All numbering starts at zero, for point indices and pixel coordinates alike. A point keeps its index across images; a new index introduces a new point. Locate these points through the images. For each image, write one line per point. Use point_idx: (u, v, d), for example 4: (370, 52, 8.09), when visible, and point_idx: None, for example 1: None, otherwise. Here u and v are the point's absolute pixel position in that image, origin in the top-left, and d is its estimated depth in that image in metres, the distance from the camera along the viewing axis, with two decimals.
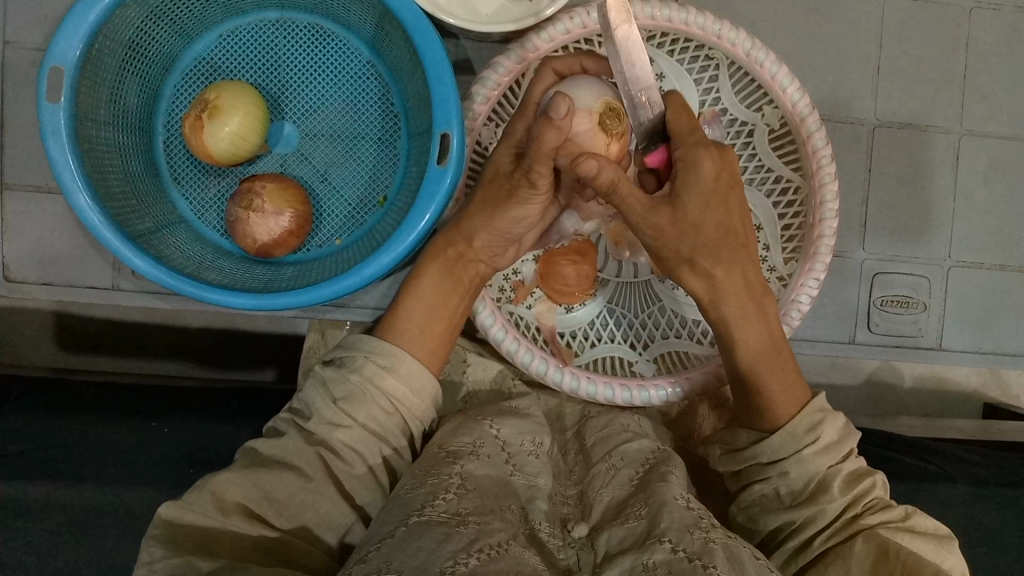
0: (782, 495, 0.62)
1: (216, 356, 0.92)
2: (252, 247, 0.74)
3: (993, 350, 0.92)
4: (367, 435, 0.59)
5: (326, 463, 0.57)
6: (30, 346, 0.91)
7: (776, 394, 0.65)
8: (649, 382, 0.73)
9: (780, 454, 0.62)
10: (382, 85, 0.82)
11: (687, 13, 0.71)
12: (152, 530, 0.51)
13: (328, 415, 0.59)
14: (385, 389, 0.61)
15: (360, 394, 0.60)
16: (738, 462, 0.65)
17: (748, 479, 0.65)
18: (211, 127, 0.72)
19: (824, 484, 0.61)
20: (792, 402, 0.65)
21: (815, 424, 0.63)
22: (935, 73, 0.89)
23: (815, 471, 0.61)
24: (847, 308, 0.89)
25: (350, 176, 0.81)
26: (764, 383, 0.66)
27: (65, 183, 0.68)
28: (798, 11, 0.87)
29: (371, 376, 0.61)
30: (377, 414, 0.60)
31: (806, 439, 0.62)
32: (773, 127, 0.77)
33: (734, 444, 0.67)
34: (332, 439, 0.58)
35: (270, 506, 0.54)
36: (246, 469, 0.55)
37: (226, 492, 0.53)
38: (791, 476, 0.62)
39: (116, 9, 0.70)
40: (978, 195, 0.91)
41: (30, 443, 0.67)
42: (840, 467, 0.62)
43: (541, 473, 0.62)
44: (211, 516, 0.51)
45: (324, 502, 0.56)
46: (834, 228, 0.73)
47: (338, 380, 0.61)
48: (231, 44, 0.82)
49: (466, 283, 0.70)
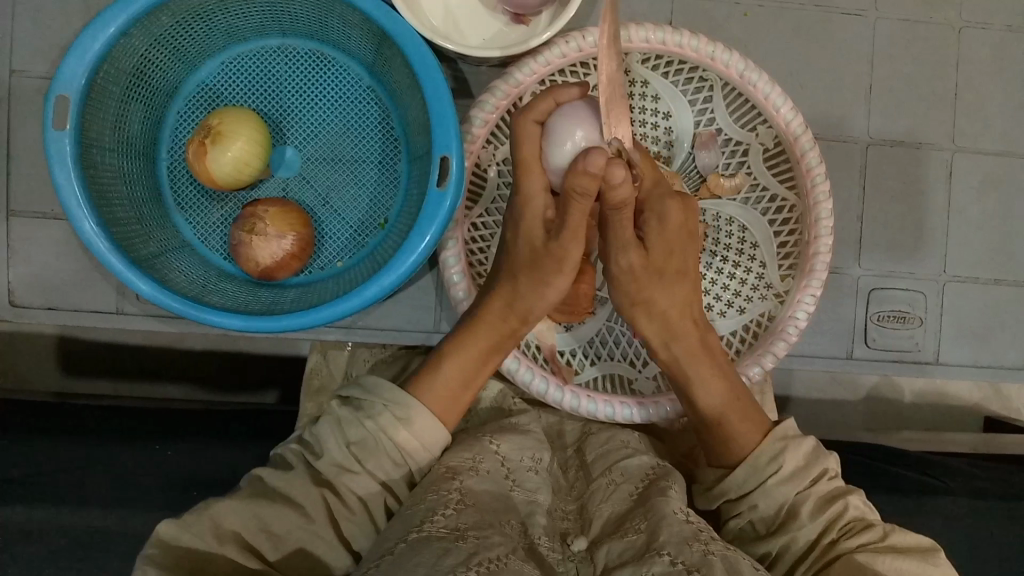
0: (757, 525, 0.63)
1: (219, 378, 0.93)
2: (255, 270, 0.75)
3: (990, 363, 0.92)
4: (373, 482, 0.59)
5: (329, 507, 0.57)
6: (33, 370, 0.91)
7: (737, 424, 0.68)
8: (650, 400, 0.74)
9: (747, 487, 0.64)
10: (382, 109, 0.83)
11: (681, 36, 0.73)
12: (149, 548, 0.51)
13: (339, 458, 0.59)
14: (398, 442, 0.61)
15: (373, 444, 0.60)
16: (714, 499, 0.67)
17: (726, 515, 0.66)
18: (213, 152, 0.73)
19: (793, 511, 0.61)
20: (755, 430, 0.67)
21: (776, 454, 0.64)
22: (925, 91, 0.91)
23: (783, 498, 0.62)
24: (846, 325, 0.90)
25: (352, 199, 0.83)
26: (724, 416, 0.68)
27: (71, 210, 0.69)
28: (790, 32, 0.89)
29: (385, 427, 0.61)
30: (387, 465, 0.60)
31: (768, 471, 0.63)
32: (767, 146, 0.79)
33: (705, 482, 0.69)
34: (339, 483, 0.58)
35: (268, 538, 0.54)
36: (249, 499, 0.55)
37: (226, 519, 0.53)
38: (759, 508, 0.63)
39: (121, 37, 0.71)
40: (971, 210, 0.92)
41: (37, 465, 0.68)
42: (810, 491, 0.62)
43: (540, 488, 0.63)
44: (222, 546, 0.52)
45: (322, 544, 0.56)
46: (830, 245, 0.74)
47: (352, 423, 0.60)
48: (233, 71, 0.83)
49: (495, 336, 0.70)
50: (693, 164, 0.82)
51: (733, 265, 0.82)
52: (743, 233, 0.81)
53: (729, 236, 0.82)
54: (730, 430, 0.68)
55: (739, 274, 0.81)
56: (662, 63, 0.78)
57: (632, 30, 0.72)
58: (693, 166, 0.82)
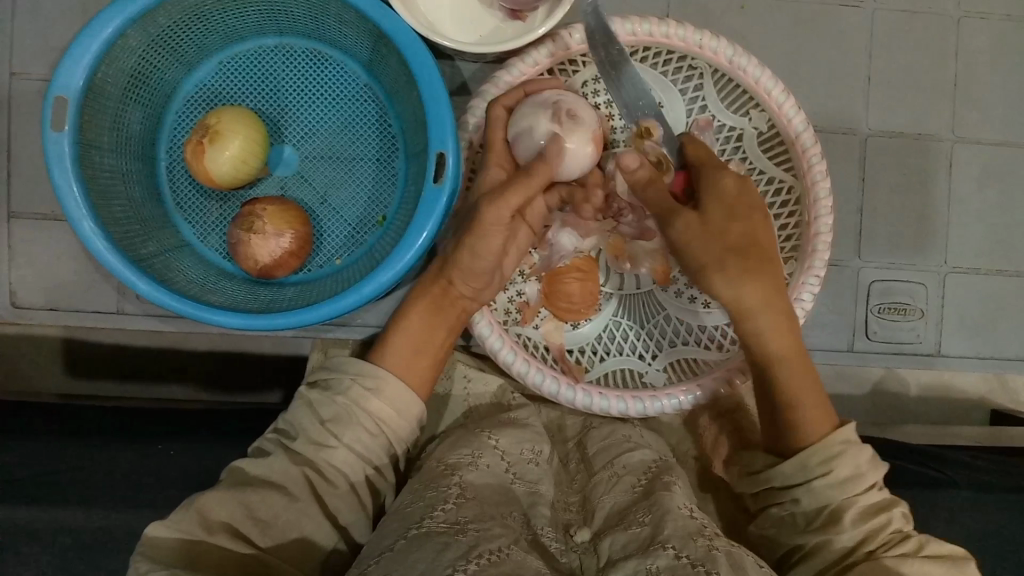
0: (796, 519, 0.61)
1: (221, 377, 0.93)
2: (254, 268, 0.75)
3: (993, 355, 0.92)
4: (353, 457, 0.59)
5: (312, 484, 0.57)
6: (37, 372, 0.92)
7: (807, 411, 0.64)
8: (662, 392, 0.73)
9: (793, 481, 0.62)
10: (379, 107, 0.83)
11: (667, 25, 0.72)
12: (138, 548, 0.51)
13: (314, 435, 0.59)
14: (370, 411, 0.61)
15: (346, 416, 0.60)
16: (756, 484, 0.65)
17: (766, 500, 0.64)
18: (211, 151, 0.74)
19: (835, 514, 0.59)
20: (822, 421, 0.64)
21: (831, 456, 0.61)
22: (924, 81, 0.90)
23: (828, 500, 0.60)
24: (846, 317, 0.90)
25: (350, 196, 0.83)
26: (798, 400, 0.64)
27: (70, 211, 0.70)
28: (788, 24, 0.89)
29: (356, 398, 0.61)
30: (364, 437, 0.60)
31: (817, 472, 0.61)
32: (761, 130, 0.78)
33: (752, 467, 0.66)
34: (318, 459, 0.58)
35: (256, 526, 0.54)
36: (232, 487, 0.55)
37: (212, 511, 0.53)
38: (802, 503, 0.61)
39: (118, 38, 0.72)
40: (972, 201, 0.91)
41: (39, 465, 0.68)
42: (858, 498, 0.60)
43: (542, 480, 0.64)
44: (212, 535, 0.52)
45: (309, 521, 0.56)
46: (831, 224, 0.73)
47: (323, 401, 0.61)
48: (231, 70, 0.84)
49: (454, 317, 0.71)
50: None
51: None
52: None
53: None
54: (801, 418, 0.64)
55: None
56: (650, 55, 0.78)
57: (608, 26, 0.72)
58: None
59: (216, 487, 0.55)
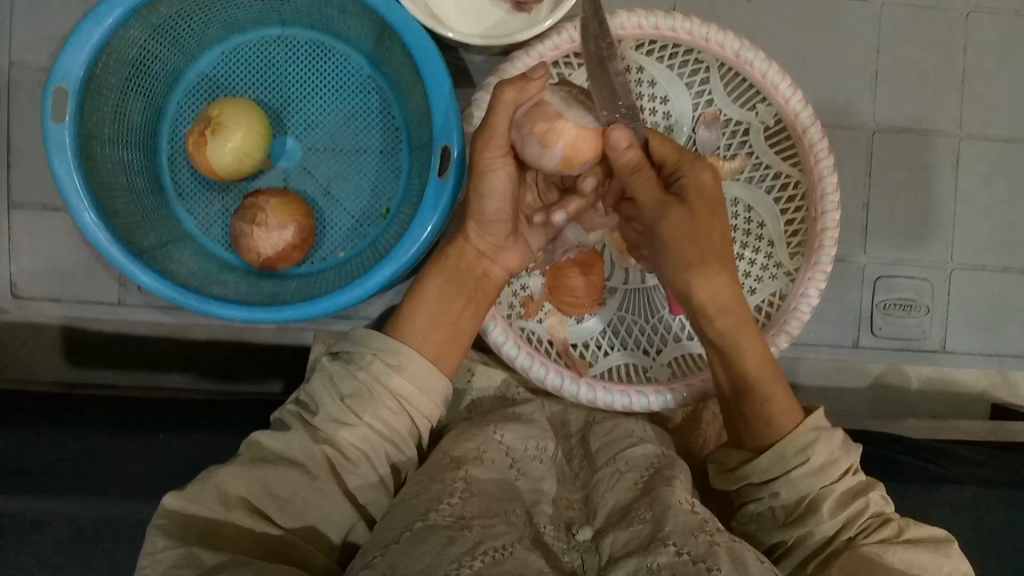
0: (777, 512, 0.60)
1: (222, 369, 0.92)
2: (256, 261, 0.74)
3: (997, 352, 0.91)
4: (373, 435, 0.58)
5: (331, 463, 0.57)
6: (37, 362, 0.91)
7: (776, 404, 0.62)
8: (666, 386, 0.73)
9: (771, 474, 0.60)
10: (383, 99, 0.83)
11: (673, 19, 0.72)
12: (156, 519, 0.51)
13: (334, 412, 0.58)
14: (391, 388, 0.60)
15: (367, 393, 0.59)
16: (734, 481, 0.63)
17: (744, 496, 0.63)
18: (214, 143, 0.73)
19: (813, 505, 0.58)
20: (792, 413, 0.62)
21: (806, 444, 0.60)
22: (932, 77, 0.90)
23: (806, 491, 0.59)
24: (851, 313, 0.89)
25: (353, 189, 0.82)
26: (768, 392, 0.63)
27: (71, 202, 0.69)
28: (795, 17, 0.88)
29: (378, 375, 0.60)
30: (385, 415, 0.59)
31: (795, 461, 0.59)
32: (768, 124, 0.78)
33: (727, 463, 0.64)
34: (338, 438, 0.57)
35: (274, 502, 0.54)
36: (250, 463, 0.55)
37: (232, 486, 0.53)
38: (782, 496, 0.60)
39: (120, 28, 0.71)
40: (979, 197, 0.91)
41: (43, 455, 0.68)
42: (834, 486, 0.59)
43: (546, 478, 0.63)
44: (230, 513, 0.52)
45: (328, 501, 0.55)
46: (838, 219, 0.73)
47: (345, 376, 0.60)
48: (233, 61, 0.83)
49: (473, 287, 0.68)
50: (694, 145, 0.81)
51: (741, 248, 0.80)
52: (748, 214, 0.81)
53: (736, 218, 0.81)
54: (768, 411, 0.62)
55: (748, 255, 0.80)
56: (656, 48, 0.77)
57: (616, 18, 0.71)
58: (694, 145, 0.81)
59: (236, 460, 0.55)
